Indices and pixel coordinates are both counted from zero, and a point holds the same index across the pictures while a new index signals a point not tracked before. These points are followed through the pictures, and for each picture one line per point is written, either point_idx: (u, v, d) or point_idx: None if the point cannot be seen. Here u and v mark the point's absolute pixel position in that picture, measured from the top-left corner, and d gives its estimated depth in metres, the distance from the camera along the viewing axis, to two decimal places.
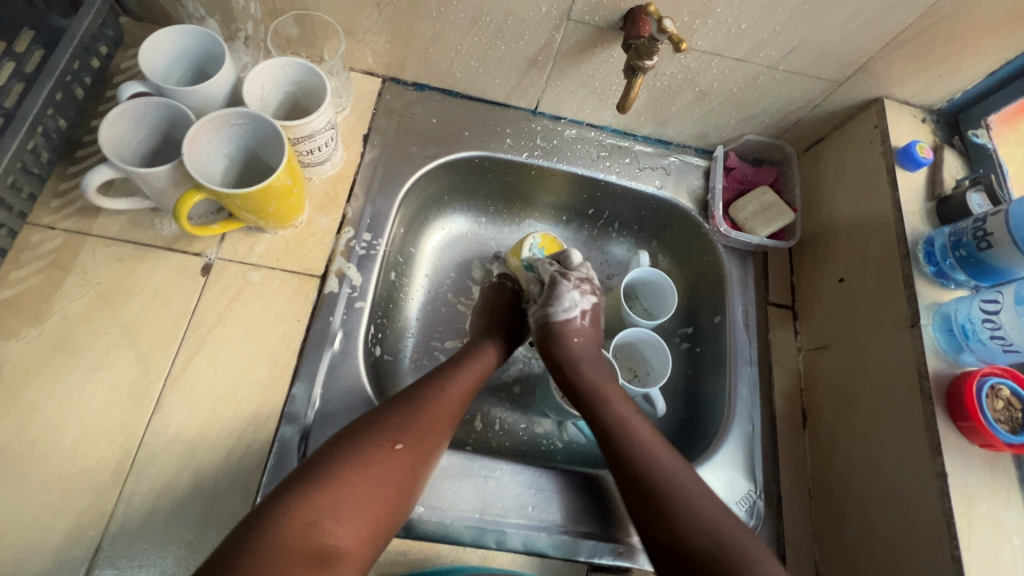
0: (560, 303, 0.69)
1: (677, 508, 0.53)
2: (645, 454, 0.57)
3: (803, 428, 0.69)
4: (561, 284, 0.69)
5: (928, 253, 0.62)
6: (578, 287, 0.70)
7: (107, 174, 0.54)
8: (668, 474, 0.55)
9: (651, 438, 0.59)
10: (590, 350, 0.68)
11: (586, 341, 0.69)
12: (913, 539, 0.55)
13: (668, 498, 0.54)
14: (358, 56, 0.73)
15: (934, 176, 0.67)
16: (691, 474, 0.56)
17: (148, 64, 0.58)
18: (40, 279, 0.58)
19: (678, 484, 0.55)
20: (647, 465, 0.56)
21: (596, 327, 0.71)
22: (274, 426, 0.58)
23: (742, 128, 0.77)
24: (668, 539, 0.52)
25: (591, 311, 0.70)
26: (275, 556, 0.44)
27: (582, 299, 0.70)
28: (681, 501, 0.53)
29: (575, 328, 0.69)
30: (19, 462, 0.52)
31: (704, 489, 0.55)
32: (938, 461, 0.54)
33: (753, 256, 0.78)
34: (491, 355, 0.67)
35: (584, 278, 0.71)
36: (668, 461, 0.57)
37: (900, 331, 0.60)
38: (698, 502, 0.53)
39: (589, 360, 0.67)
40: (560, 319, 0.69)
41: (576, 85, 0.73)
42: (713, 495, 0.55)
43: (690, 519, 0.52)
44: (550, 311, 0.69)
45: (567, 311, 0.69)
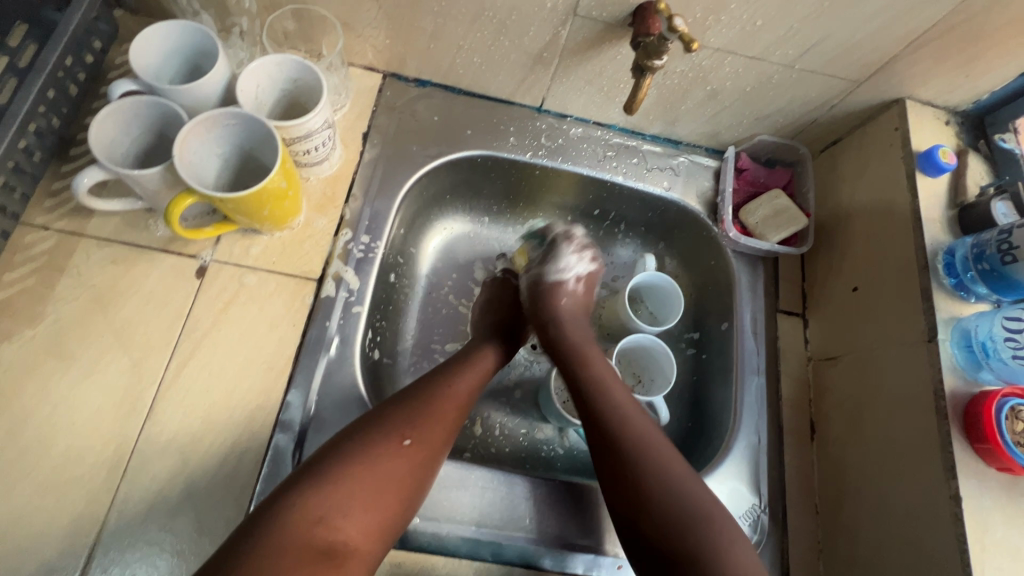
0: (556, 264, 0.71)
1: (655, 492, 0.50)
2: (624, 435, 0.54)
3: (811, 441, 0.68)
4: (562, 246, 0.71)
5: (948, 265, 0.59)
6: (579, 252, 0.72)
7: (98, 176, 0.53)
8: (646, 456, 0.52)
9: (632, 418, 0.56)
10: (576, 315, 0.69)
11: (572, 304, 0.70)
12: (923, 563, 0.53)
13: (645, 482, 0.51)
14: (358, 51, 0.71)
15: (956, 183, 0.64)
16: (673, 455, 0.53)
17: (140, 61, 0.56)
18: (34, 281, 0.58)
19: (656, 468, 0.52)
20: (625, 447, 0.53)
21: (587, 295, 0.72)
22: (267, 434, 0.57)
23: (755, 128, 0.74)
24: (643, 525, 0.50)
25: (585, 278, 0.72)
26: (280, 554, 0.41)
27: (579, 264, 0.71)
28: (658, 487, 0.50)
29: (566, 292, 0.70)
30: (11, 467, 0.52)
31: (686, 470, 0.52)
32: (952, 484, 0.52)
33: (763, 262, 0.75)
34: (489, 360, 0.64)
35: (586, 245, 0.73)
36: (649, 442, 0.54)
37: (916, 346, 0.58)
38: (678, 485, 0.51)
39: (575, 323, 0.68)
40: (551, 279, 0.70)
41: (583, 82, 0.70)
42: (696, 478, 0.52)
43: (668, 503, 0.49)
44: (544, 271, 0.71)
45: (561, 273, 0.70)
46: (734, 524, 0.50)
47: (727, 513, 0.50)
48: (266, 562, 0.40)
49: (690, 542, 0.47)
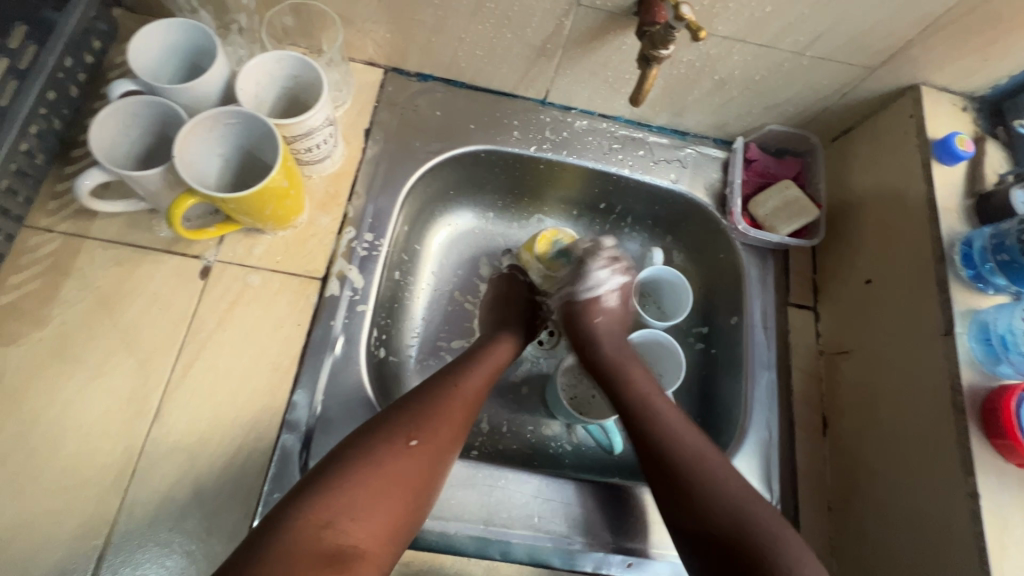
0: (586, 282, 0.69)
1: (720, 514, 0.50)
2: (679, 457, 0.53)
3: (823, 436, 0.67)
4: (589, 263, 0.70)
5: (965, 256, 0.58)
6: (609, 266, 0.70)
7: (99, 178, 0.53)
8: (705, 477, 0.52)
9: (691, 443, 0.55)
10: (615, 331, 0.68)
11: (608, 321, 0.69)
12: (940, 561, 0.52)
13: (706, 503, 0.50)
14: (358, 46, 0.70)
15: (974, 171, 0.62)
16: (729, 473, 0.53)
17: (138, 61, 0.55)
18: (38, 284, 0.58)
19: (719, 495, 0.51)
20: (682, 470, 0.53)
21: (624, 309, 0.71)
22: (274, 434, 0.57)
23: (764, 117, 0.73)
24: (711, 548, 0.49)
25: (619, 291, 0.70)
26: (288, 559, 0.40)
27: (610, 278, 0.70)
28: (721, 510, 0.50)
29: (601, 308, 0.69)
30: (21, 470, 0.52)
31: (746, 490, 0.51)
32: (970, 481, 0.51)
33: (773, 255, 0.74)
34: (503, 348, 0.65)
35: (615, 257, 0.71)
36: (704, 462, 0.53)
37: (931, 339, 0.57)
38: (741, 505, 0.50)
39: (614, 342, 0.67)
40: (584, 298, 0.69)
41: (587, 74, 0.69)
42: (757, 496, 0.51)
43: (732, 525, 0.49)
44: (575, 289, 0.70)
45: (592, 290, 0.69)
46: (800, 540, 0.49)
47: (791, 528, 0.49)
48: (272, 567, 0.39)
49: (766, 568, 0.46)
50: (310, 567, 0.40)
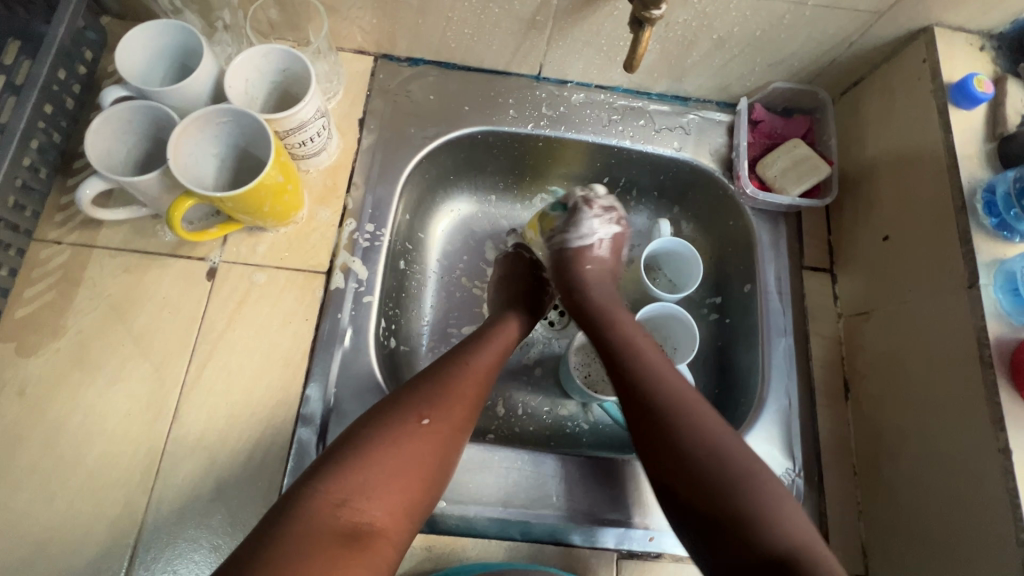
0: (579, 230, 0.69)
1: (694, 449, 0.48)
2: (662, 398, 0.52)
3: (845, 401, 0.65)
4: (582, 211, 0.69)
5: (988, 204, 0.55)
6: (601, 215, 0.69)
7: (99, 186, 0.53)
8: (688, 423, 0.50)
9: (667, 380, 0.54)
10: (604, 280, 0.68)
11: (599, 270, 0.69)
12: (973, 521, 0.50)
13: (684, 439, 0.49)
14: (345, 34, 0.69)
15: (995, 113, 0.58)
16: (709, 410, 0.52)
17: (127, 67, 0.55)
18: (52, 295, 0.59)
19: (694, 430, 0.50)
20: (662, 407, 0.52)
21: (614, 262, 0.70)
22: (290, 429, 0.57)
23: (768, 75, 0.70)
24: (683, 484, 0.48)
25: (609, 241, 0.70)
26: (305, 538, 0.39)
27: (601, 228, 0.69)
28: (701, 449, 0.48)
29: (591, 258, 0.69)
30: (50, 476, 0.53)
31: (722, 426, 0.51)
32: (1001, 436, 0.49)
33: (785, 217, 0.72)
34: (512, 328, 0.64)
35: (609, 207, 0.70)
36: (687, 402, 0.52)
37: (955, 293, 0.54)
38: (712, 437, 0.49)
39: (603, 288, 0.67)
40: (575, 246, 0.69)
41: (580, 43, 0.67)
42: (734, 433, 0.50)
43: (709, 462, 0.48)
44: (566, 238, 0.69)
45: (584, 239, 0.69)
46: (777, 482, 0.48)
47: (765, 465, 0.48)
48: (289, 546, 0.38)
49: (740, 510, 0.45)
50: (328, 547, 0.39)
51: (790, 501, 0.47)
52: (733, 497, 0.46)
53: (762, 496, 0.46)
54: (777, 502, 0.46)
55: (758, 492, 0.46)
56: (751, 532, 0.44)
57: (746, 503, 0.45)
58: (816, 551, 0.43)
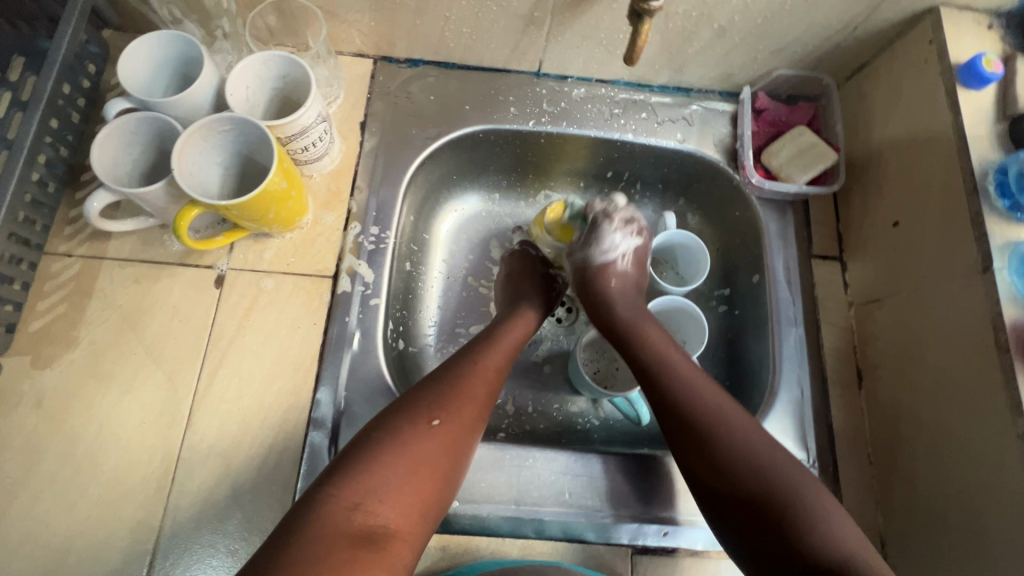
0: (601, 245, 0.67)
1: (740, 469, 0.48)
2: (695, 408, 0.52)
3: (858, 389, 0.65)
4: (603, 226, 0.66)
5: (1000, 184, 0.54)
6: (623, 229, 0.67)
7: (107, 198, 0.54)
8: (723, 431, 0.50)
9: (699, 389, 0.53)
10: (630, 293, 0.66)
11: (623, 284, 0.67)
12: (993, 509, 0.49)
13: (728, 459, 0.48)
14: (344, 38, 0.69)
15: (1005, 93, 0.57)
16: (750, 425, 0.50)
17: (128, 79, 0.56)
18: (65, 308, 0.60)
19: (730, 440, 0.49)
20: (699, 426, 0.51)
21: (637, 275, 0.68)
22: (302, 433, 0.58)
23: (771, 63, 0.69)
24: (727, 503, 0.48)
25: (632, 254, 0.68)
26: (320, 540, 0.39)
27: (624, 241, 0.67)
28: (740, 458, 0.48)
29: (616, 272, 0.67)
30: (68, 486, 0.54)
31: (757, 432, 0.50)
32: (1018, 423, 0.48)
33: (792, 206, 0.71)
34: (525, 320, 0.65)
35: (630, 218, 0.68)
36: (724, 417, 0.51)
37: (968, 278, 0.53)
38: (749, 445, 0.49)
39: (629, 302, 0.65)
40: (598, 263, 0.67)
41: (579, 38, 0.66)
42: (780, 447, 0.49)
43: (756, 481, 0.47)
44: (588, 254, 0.68)
45: (607, 254, 0.67)
46: (820, 485, 0.47)
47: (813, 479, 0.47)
48: (304, 549, 0.39)
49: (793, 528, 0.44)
50: (343, 548, 0.39)
51: (844, 514, 0.45)
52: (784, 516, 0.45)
53: (815, 511, 0.44)
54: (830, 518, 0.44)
55: (808, 504, 0.45)
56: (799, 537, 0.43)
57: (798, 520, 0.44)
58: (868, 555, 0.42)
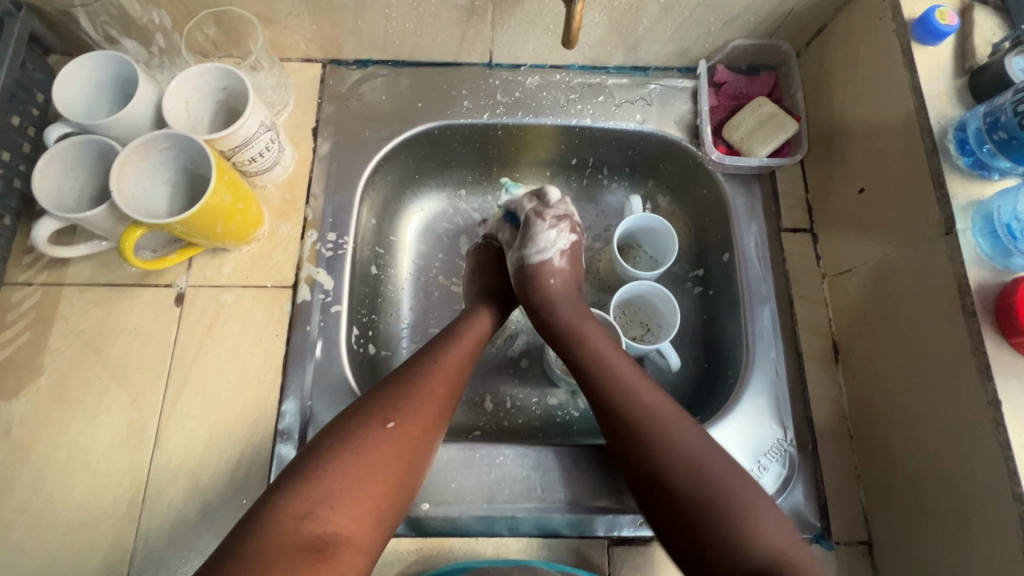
0: (536, 244, 0.66)
1: (672, 467, 0.47)
2: (632, 408, 0.51)
3: (835, 363, 0.63)
4: (535, 224, 0.66)
5: (960, 142, 0.52)
6: (555, 226, 0.66)
7: (54, 225, 0.54)
8: (656, 431, 0.49)
9: (636, 389, 0.53)
10: (568, 291, 0.65)
11: (562, 283, 0.65)
12: (970, 478, 0.48)
13: (662, 459, 0.48)
14: (289, 44, 0.68)
15: (963, 45, 0.55)
16: (687, 424, 0.50)
17: (65, 104, 0.55)
18: (27, 337, 0.60)
19: (665, 439, 0.49)
20: (634, 425, 0.50)
21: (574, 271, 0.68)
22: (269, 445, 0.58)
23: (725, 34, 0.67)
24: (660, 501, 0.47)
25: (568, 251, 0.67)
26: (267, 551, 0.39)
27: (559, 238, 0.67)
28: (673, 457, 0.48)
29: (552, 270, 0.66)
30: (41, 513, 0.54)
31: (695, 430, 0.50)
32: (989, 387, 0.46)
33: (759, 179, 0.69)
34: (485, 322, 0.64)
35: (563, 215, 0.67)
36: (659, 416, 0.50)
37: (932, 241, 0.52)
38: (682, 444, 0.48)
39: (569, 302, 0.63)
40: (536, 260, 0.66)
41: (526, 25, 0.65)
42: (717, 446, 0.49)
43: (691, 482, 0.46)
44: (524, 252, 0.66)
45: (542, 252, 0.66)
46: (754, 484, 0.47)
47: (744, 474, 0.47)
48: (253, 560, 0.38)
49: (726, 532, 0.44)
50: (290, 558, 0.39)
51: (773, 510, 0.45)
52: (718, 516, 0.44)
53: (747, 510, 0.45)
54: (759, 517, 0.44)
55: (736, 503, 0.45)
56: (722, 536, 0.44)
57: (730, 519, 0.44)
58: (792, 557, 0.43)
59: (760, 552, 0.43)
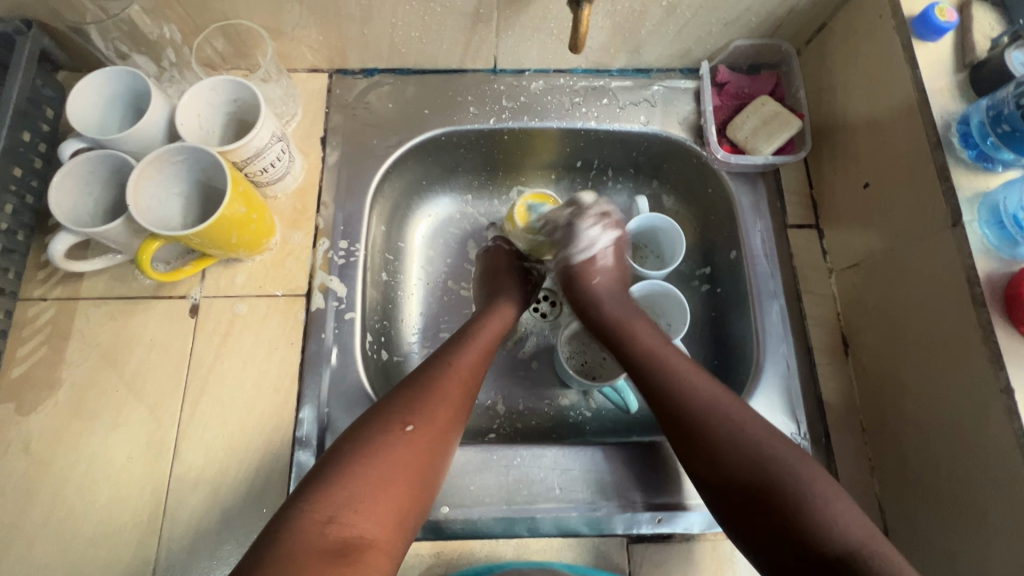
0: (579, 242, 0.68)
1: (739, 460, 0.48)
2: (691, 403, 0.52)
3: (845, 356, 0.64)
4: (578, 223, 0.68)
5: (963, 135, 0.53)
6: (598, 223, 0.68)
7: (70, 240, 0.54)
8: (719, 424, 0.50)
9: (694, 383, 0.54)
10: (613, 289, 0.66)
11: (607, 280, 0.67)
12: (985, 466, 0.48)
13: (728, 453, 0.49)
14: (296, 54, 0.69)
15: (962, 41, 0.56)
16: (751, 417, 0.51)
17: (79, 120, 0.56)
18: (43, 352, 0.60)
19: (731, 432, 0.49)
20: (695, 420, 0.51)
21: (622, 267, 0.69)
22: (288, 453, 0.58)
23: (726, 35, 0.68)
24: (731, 495, 0.48)
25: (613, 247, 0.68)
26: (295, 555, 0.40)
27: (602, 235, 0.68)
28: (740, 450, 0.48)
29: (597, 268, 0.67)
30: (63, 527, 0.55)
31: (758, 424, 0.50)
32: (1000, 376, 0.47)
33: (763, 177, 0.70)
34: (508, 310, 0.67)
35: (603, 213, 0.69)
36: (720, 409, 0.51)
37: (939, 233, 0.52)
38: (748, 438, 0.49)
39: (616, 299, 0.65)
40: (581, 259, 0.67)
41: (530, 30, 0.66)
42: (782, 438, 0.49)
43: (756, 470, 0.47)
44: (568, 253, 0.69)
45: (586, 250, 0.67)
46: (825, 474, 0.47)
47: (811, 462, 0.48)
48: (282, 565, 0.39)
49: (800, 521, 0.44)
50: (316, 563, 0.40)
51: (845, 496, 0.46)
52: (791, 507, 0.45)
53: (821, 499, 0.45)
54: (834, 505, 0.45)
55: (809, 494, 0.45)
56: (798, 524, 0.44)
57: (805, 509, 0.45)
58: (873, 546, 0.43)
59: (836, 541, 0.43)
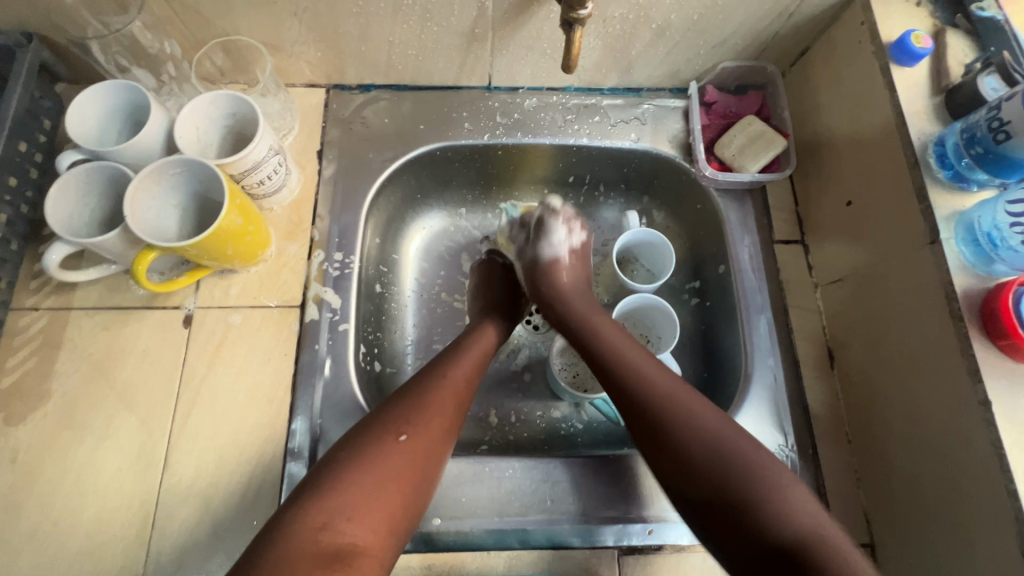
0: (549, 240, 0.70)
1: (693, 449, 0.48)
2: (649, 394, 0.52)
3: (831, 369, 0.65)
4: (549, 221, 0.71)
5: (940, 156, 0.55)
6: (567, 223, 0.71)
7: (65, 250, 0.54)
8: (676, 413, 0.50)
9: (651, 375, 0.54)
10: (580, 287, 0.68)
11: (572, 278, 0.69)
12: (966, 476, 0.49)
13: (684, 441, 0.49)
14: (294, 69, 0.70)
15: (938, 67, 0.58)
16: (707, 406, 0.51)
17: (78, 132, 0.57)
18: (35, 362, 0.60)
19: (686, 422, 0.49)
20: (653, 409, 0.51)
21: (583, 267, 0.72)
22: (280, 464, 0.58)
23: (714, 57, 0.70)
24: (689, 484, 0.47)
25: (577, 249, 0.72)
26: (287, 560, 0.40)
27: (569, 236, 0.71)
28: (697, 438, 0.48)
29: (563, 267, 0.69)
30: (49, 539, 0.54)
31: (712, 412, 0.50)
32: (979, 388, 0.48)
33: (750, 194, 0.72)
34: (491, 334, 0.65)
35: (572, 216, 0.73)
36: (677, 398, 0.51)
37: (919, 250, 0.54)
38: (704, 427, 0.49)
39: (581, 296, 0.67)
40: (547, 257, 0.70)
41: (524, 50, 0.68)
42: (739, 428, 0.49)
43: (712, 458, 0.47)
44: (538, 250, 0.70)
45: (554, 248, 0.70)
46: (780, 464, 0.47)
47: (770, 453, 0.48)
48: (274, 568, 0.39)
49: (754, 510, 0.44)
50: (309, 568, 0.40)
51: (798, 488, 0.45)
52: (746, 498, 0.45)
53: (771, 489, 0.45)
54: (790, 496, 0.45)
55: (763, 483, 0.45)
56: (753, 514, 0.44)
57: (758, 499, 0.44)
58: (828, 534, 0.42)
59: (790, 530, 0.43)
